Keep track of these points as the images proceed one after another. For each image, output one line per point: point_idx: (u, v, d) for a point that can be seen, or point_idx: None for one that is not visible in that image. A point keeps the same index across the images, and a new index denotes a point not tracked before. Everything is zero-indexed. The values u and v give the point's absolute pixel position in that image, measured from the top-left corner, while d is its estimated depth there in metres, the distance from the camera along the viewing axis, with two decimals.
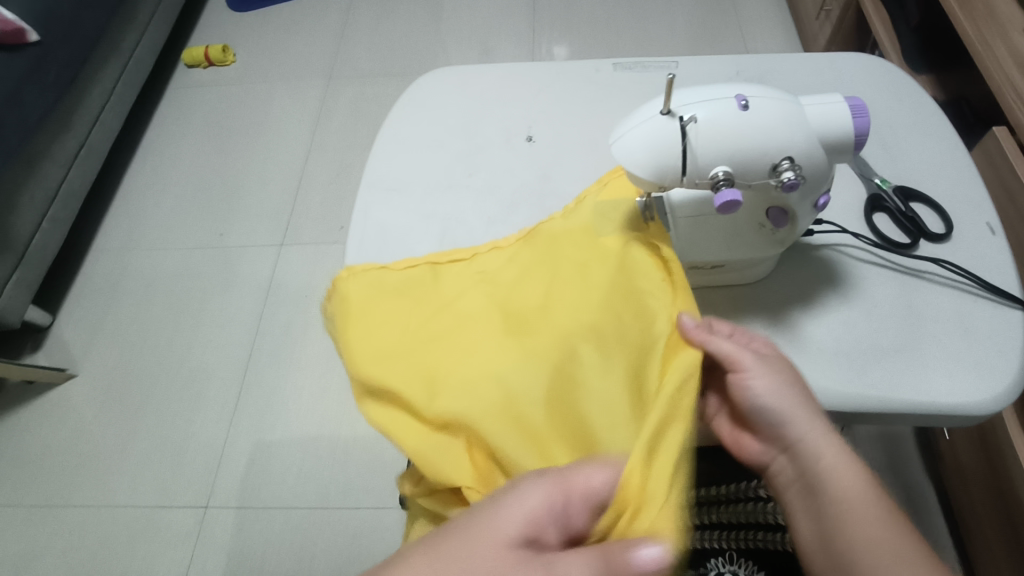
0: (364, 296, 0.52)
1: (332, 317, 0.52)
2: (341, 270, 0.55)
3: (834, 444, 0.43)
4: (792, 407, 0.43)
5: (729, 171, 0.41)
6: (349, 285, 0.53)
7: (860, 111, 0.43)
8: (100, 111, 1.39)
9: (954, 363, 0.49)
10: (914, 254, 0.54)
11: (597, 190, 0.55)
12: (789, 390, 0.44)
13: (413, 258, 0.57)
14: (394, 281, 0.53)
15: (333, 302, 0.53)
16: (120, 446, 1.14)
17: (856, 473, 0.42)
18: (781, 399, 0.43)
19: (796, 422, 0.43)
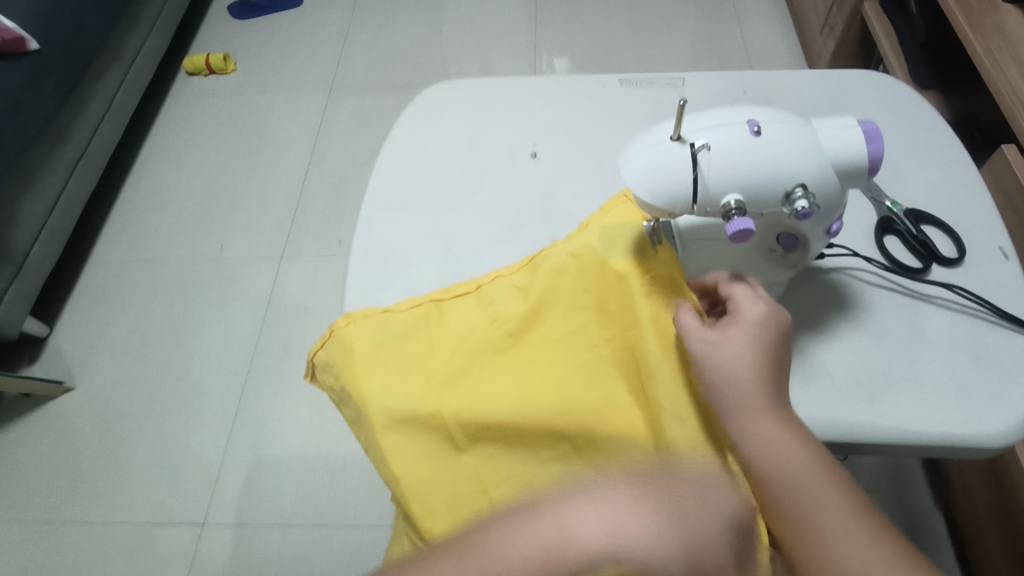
0: (368, 346, 0.52)
1: (336, 367, 0.53)
2: (340, 317, 0.55)
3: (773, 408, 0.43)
4: (731, 364, 0.44)
5: (741, 199, 0.40)
6: (349, 334, 0.53)
7: (873, 135, 0.42)
8: (100, 121, 1.38)
9: (966, 393, 0.48)
10: (925, 279, 0.54)
11: (604, 213, 0.55)
12: (731, 367, 0.44)
13: (414, 296, 0.56)
14: (398, 325, 0.53)
15: (333, 352, 0.53)
16: (117, 461, 1.12)
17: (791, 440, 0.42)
18: (720, 375, 0.44)
19: (734, 383, 0.44)
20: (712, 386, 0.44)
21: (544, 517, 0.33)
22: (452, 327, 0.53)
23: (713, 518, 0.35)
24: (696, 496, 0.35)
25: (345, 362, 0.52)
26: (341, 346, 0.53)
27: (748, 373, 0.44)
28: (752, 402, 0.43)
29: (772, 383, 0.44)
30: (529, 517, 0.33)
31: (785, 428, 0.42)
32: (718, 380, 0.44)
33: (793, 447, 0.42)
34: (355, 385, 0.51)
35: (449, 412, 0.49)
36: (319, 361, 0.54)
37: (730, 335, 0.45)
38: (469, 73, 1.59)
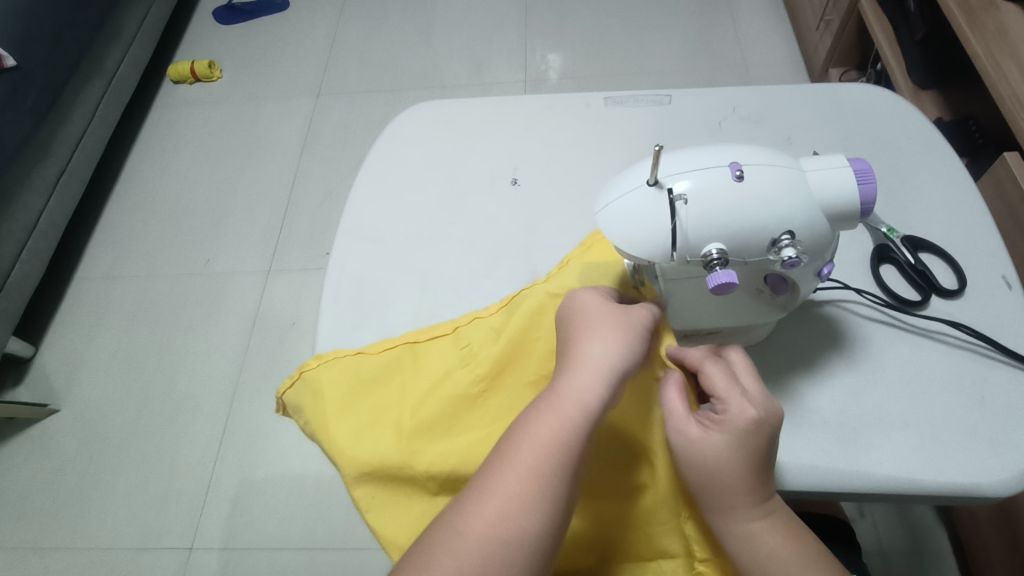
0: (338, 390, 0.50)
1: (305, 411, 0.51)
2: (311, 357, 0.53)
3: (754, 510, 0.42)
4: (724, 474, 0.41)
5: (723, 248, 0.38)
6: (319, 377, 0.51)
7: (866, 175, 0.39)
8: (82, 134, 1.34)
9: (966, 438, 0.45)
10: (923, 312, 0.51)
11: (586, 254, 0.52)
12: (714, 469, 0.41)
13: (389, 337, 0.54)
14: (369, 368, 0.51)
15: (302, 395, 0.51)
16: (104, 485, 1.10)
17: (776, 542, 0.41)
18: (706, 479, 0.42)
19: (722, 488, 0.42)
20: (695, 482, 0.42)
21: (489, 482, 0.39)
22: (425, 369, 0.50)
23: (603, 386, 0.40)
24: (584, 372, 0.41)
25: (315, 407, 0.50)
26: (310, 388, 0.51)
27: (733, 474, 0.41)
28: (735, 503, 0.42)
29: (761, 482, 0.42)
30: (478, 484, 0.39)
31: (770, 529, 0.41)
32: (700, 480, 0.42)
33: (775, 549, 0.41)
34: (325, 432, 0.49)
35: (421, 465, 0.46)
36: (288, 402, 0.51)
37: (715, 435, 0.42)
38: (459, 75, 1.55)
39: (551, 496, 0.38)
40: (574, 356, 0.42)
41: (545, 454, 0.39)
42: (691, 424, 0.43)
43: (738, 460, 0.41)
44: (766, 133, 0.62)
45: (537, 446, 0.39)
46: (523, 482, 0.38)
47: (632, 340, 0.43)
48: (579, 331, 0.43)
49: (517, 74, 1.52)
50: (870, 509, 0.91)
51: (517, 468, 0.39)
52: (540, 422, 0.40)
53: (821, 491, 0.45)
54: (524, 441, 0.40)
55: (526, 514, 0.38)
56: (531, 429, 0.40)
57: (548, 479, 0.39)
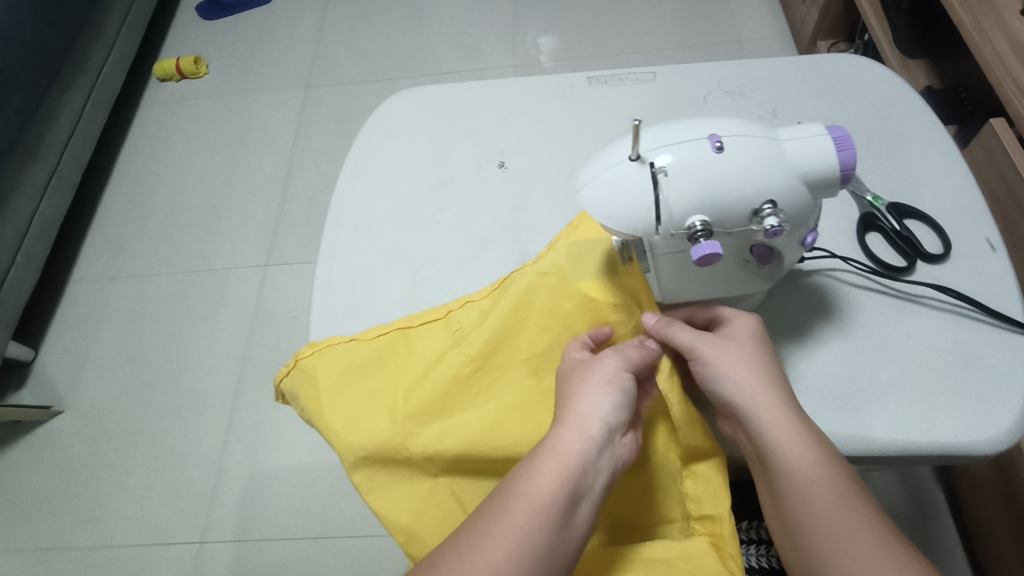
0: (336, 378, 0.51)
1: (301, 399, 0.51)
2: (305, 345, 0.53)
3: (776, 421, 0.41)
4: (746, 389, 0.42)
5: (707, 220, 0.39)
6: (316, 365, 0.52)
7: (844, 142, 0.39)
8: (70, 136, 1.33)
9: (955, 397, 0.46)
10: (909, 278, 0.51)
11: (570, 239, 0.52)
12: (740, 375, 0.43)
13: (381, 323, 0.54)
14: (367, 353, 0.51)
15: (298, 384, 0.51)
16: (113, 483, 1.11)
17: (807, 446, 0.40)
18: (729, 389, 0.43)
19: (739, 400, 0.43)
20: (727, 391, 0.43)
21: (478, 537, 0.38)
22: (422, 353, 0.51)
23: (591, 442, 0.41)
24: (575, 428, 0.41)
25: (311, 395, 0.51)
26: (308, 376, 0.51)
27: (758, 379, 0.43)
28: (756, 411, 0.42)
29: (786, 390, 0.43)
30: (466, 542, 0.38)
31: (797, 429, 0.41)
32: (733, 387, 0.43)
33: (806, 456, 0.40)
34: (322, 417, 0.50)
35: (416, 446, 0.47)
36: (285, 390, 0.52)
37: (734, 346, 0.44)
38: (448, 62, 1.54)
39: (542, 555, 0.38)
40: (568, 409, 0.42)
41: (534, 513, 0.38)
42: (710, 337, 0.45)
43: (757, 364, 0.43)
44: (752, 106, 0.62)
45: (527, 504, 0.39)
46: (512, 539, 0.38)
47: (619, 389, 0.43)
48: (574, 382, 0.44)
49: (506, 58, 1.52)
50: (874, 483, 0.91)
51: (506, 533, 0.38)
52: (531, 477, 0.40)
53: None
54: (516, 497, 0.39)
55: (514, 572, 0.37)
56: (522, 489, 0.39)
57: (536, 539, 0.38)
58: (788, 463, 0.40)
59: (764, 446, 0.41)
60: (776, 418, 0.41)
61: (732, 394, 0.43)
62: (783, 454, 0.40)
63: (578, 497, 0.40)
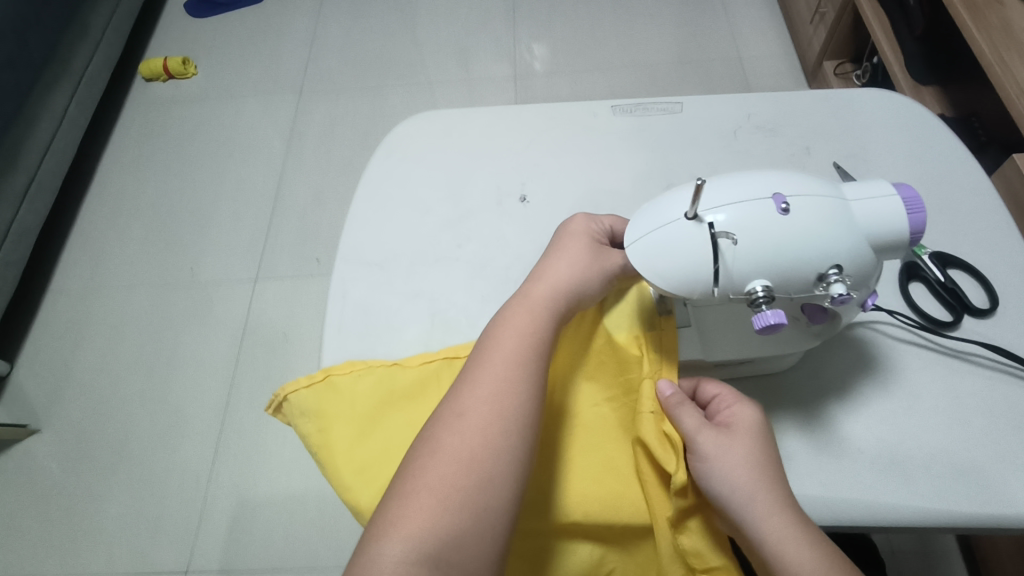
0: (363, 406, 0.48)
1: (315, 418, 0.48)
2: (340, 363, 0.51)
3: (778, 528, 0.38)
4: (745, 490, 0.40)
5: (769, 285, 0.36)
6: (342, 387, 0.49)
7: (914, 203, 0.37)
8: (52, 140, 1.26)
9: (1009, 465, 0.44)
10: (956, 333, 0.49)
11: (559, 236, 0.50)
12: (738, 475, 0.40)
13: (427, 351, 0.52)
14: (404, 385, 0.49)
15: (315, 401, 0.48)
16: (91, 509, 1.05)
17: (811, 555, 0.37)
18: (726, 492, 0.40)
19: (736, 506, 0.40)
20: (722, 491, 0.40)
21: (408, 491, 0.39)
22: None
23: (495, 414, 0.41)
24: (481, 406, 0.41)
25: (328, 416, 0.48)
26: (331, 396, 0.49)
27: (756, 481, 0.40)
28: (754, 515, 0.39)
29: (786, 489, 0.41)
30: (398, 493, 0.39)
31: (799, 536, 0.38)
32: (729, 486, 0.40)
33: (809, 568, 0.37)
34: (334, 442, 0.47)
35: None
36: (294, 404, 0.49)
37: (731, 438, 0.41)
38: (446, 70, 1.50)
39: (444, 538, 0.37)
40: (471, 383, 0.42)
41: (437, 493, 0.38)
42: (710, 429, 0.42)
43: (756, 461, 0.41)
44: (784, 143, 0.60)
45: (432, 486, 0.39)
46: (419, 529, 0.37)
47: (540, 325, 0.45)
48: (477, 358, 0.44)
49: (505, 67, 1.48)
50: (894, 558, 0.84)
51: (413, 513, 0.38)
52: (431, 463, 0.40)
53: (857, 527, 0.43)
54: (416, 481, 0.39)
55: (415, 549, 0.37)
56: (425, 470, 0.39)
57: (441, 527, 0.37)
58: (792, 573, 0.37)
59: (766, 555, 0.38)
60: (777, 525, 0.38)
61: (729, 497, 0.40)
62: (785, 565, 0.37)
63: (512, 420, 0.41)
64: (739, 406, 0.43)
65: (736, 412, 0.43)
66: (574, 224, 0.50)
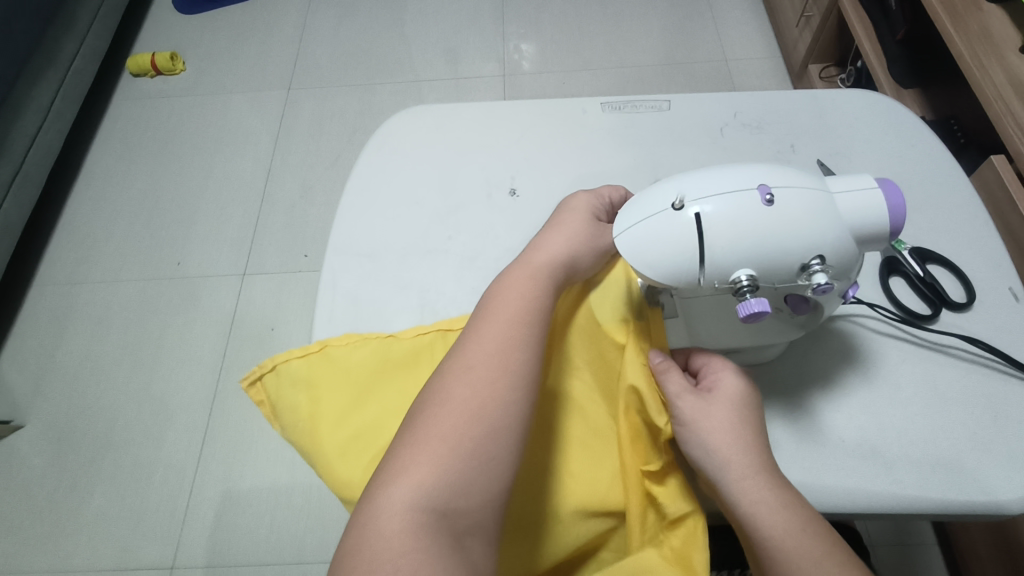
0: (356, 375, 0.50)
1: (304, 387, 0.50)
2: (339, 334, 0.53)
3: (753, 488, 0.40)
4: (724, 451, 0.41)
5: (753, 274, 0.37)
6: (336, 358, 0.51)
7: (894, 196, 0.38)
8: (37, 132, 1.24)
9: (986, 454, 0.45)
10: (934, 326, 0.50)
11: (558, 213, 0.52)
12: (717, 436, 0.42)
13: (422, 324, 0.53)
14: (398, 356, 0.51)
15: (306, 371, 0.50)
16: (74, 505, 1.04)
17: (786, 512, 0.39)
18: (707, 451, 0.42)
19: (715, 466, 0.42)
20: (701, 455, 0.42)
21: (413, 443, 0.40)
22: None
23: (502, 372, 0.42)
24: (487, 363, 0.42)
25: (319, 385, 0.50)
26: (324, 366, 0.50)
27: (735, 442, 0.42)
28: (732, 474, 0.41)
29: (765, 453, 0.42)
30: (402, 446, 0.40)
31: (773, 495, 0.40)
32: (708, 446, 0.42)
33: (780, 525, 0.39)
34: (321, 412, 0.49)
35: None
36: (287, 374, 0.50)
37: (715, 407, 0.43)
38: (435, 67, 1.51)
39: (449, 487, 0.38)
40: (473, 344, 0.44)
41: (443, 443, 0.39)
42: (692, 393, 0.44)
43: (737, 424, 0.42)
44: (769, 140, 0.61)
45: (438, 436, 0.40)
46: (424, 478, 0.38)
47: (541, 290, 0.47)
48: (479, 320, 0.45)
49: (493, 65, 1.49)
50: (872, 543, 0.86)
51: (417, 465, 0.39)
52: (437, 416, 0.40)
53: (838, 513, 0.44)
54: (420, 433, 0.40)
55: (423, 496, 0.38)
56: (430, 424, 0.40)
57: (448, 474, 0.38)
58: (766, 529, 0.39)
59: (741, 512, 0.40)
60: (752, 483, 0.40)
61: (709, 457, 0.42)
62: (757, 522, 0.39)
63: (517, 375, 0.42)
64: (724, 372, 0.45)
65: (721, 379, 0.45)
66: (575, 201, 0.52)
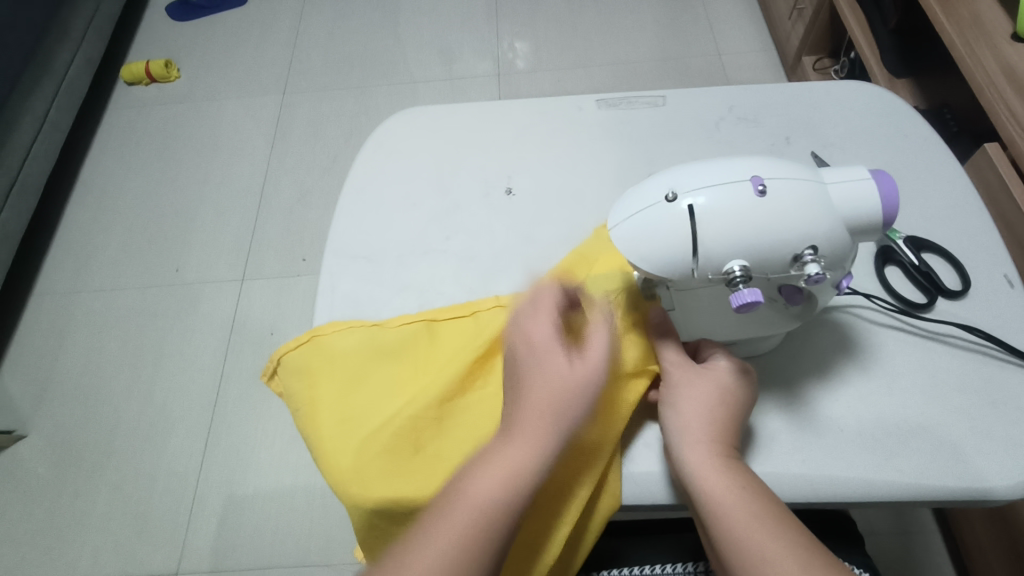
0: (347, 363, 0.51)
1: (299, 374, 0.51)
2: (331, 322, 0.54)
3: (708, 459, 0.42)
4: (692, 424, 0.43)
5: (746, 265, 0.37)
6: (328, 345, 0.52)
7: (888, 187, 0.39)
8: (33, 142, 1.24)
9: (983, 440, 0.45)
10: (931, 316, 0.51)
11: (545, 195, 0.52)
12: (688, 409, 0.44)
13: (407, 314, 0.54)
14: (388, 343, 0.52)
15: (304, 359, 0.52)
16: (78, 512, 1.04)
17: (733, 483, 0.40)
18: (678, 423, 0.44)
19: (680, 437, 0.43)
20: (670, 422, 0.44)
21: (437, 520, 0.39)
22: (438, 353, 0.51)
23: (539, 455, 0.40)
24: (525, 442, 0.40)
25: (315, 374, 0.51)
26: (319, 355, 0.52)
27: (703, 415, 0.43)
28: (696, 448, 0.42)
29: (731, 433, 0.44)
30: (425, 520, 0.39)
31: (728, 471, 0.41)
32: (678, 418, 0.44)
33: (728, 498, 0.40)
34: (316, 402, 0.50)
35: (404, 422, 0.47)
36: (286, 364, 0.52)
37: (699, 378, 0.45)
38: (429, 69, 1.51)
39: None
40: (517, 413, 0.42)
41: (468, 530, 0.38)
42: (679, 368, 0.46)
43: (710, 401, 0.44)
44: (764, 133, 0.61)
45: (464, 520, 0.38)
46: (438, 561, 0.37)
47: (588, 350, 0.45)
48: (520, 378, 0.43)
49: (487, 65, 1.49)
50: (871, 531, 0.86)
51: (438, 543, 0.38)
52: (467, 494, 0.39)
53: (836, 503, 0.45)
54: (446, 509, 0.39)
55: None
56: (459, 502, 0.39)
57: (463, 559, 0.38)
58: (714, 496, 0.40)
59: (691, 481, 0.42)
60: (705, 455, 0.42)
61: (679, 428, 0.44)
62: (706, 490, 0.41)
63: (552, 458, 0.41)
64: (715, 358, 0.46)
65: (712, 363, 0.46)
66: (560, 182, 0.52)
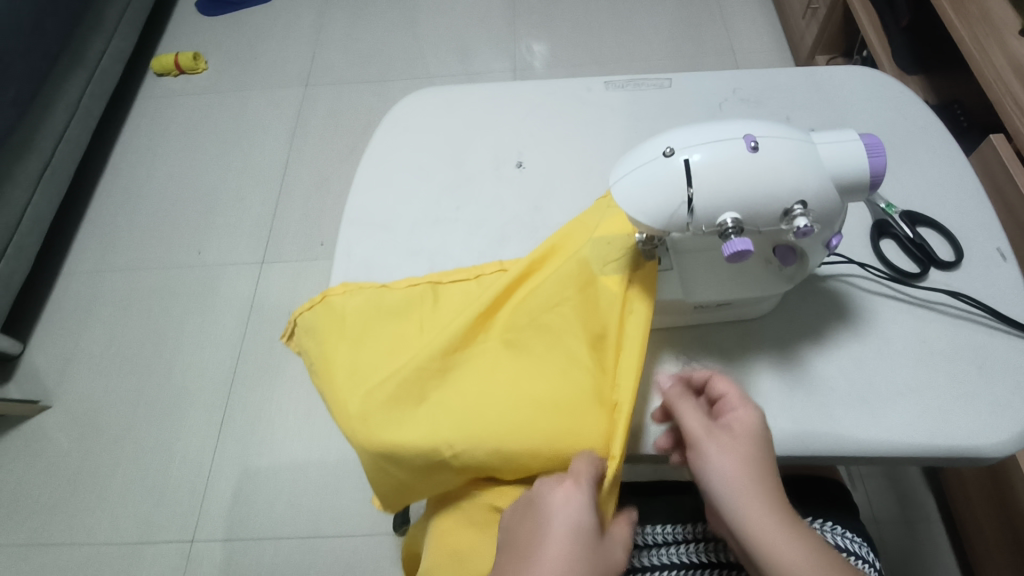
0: (353, 320, 0.53)
1: (314, 332, 0.54)
2: (340, 284, 0.57)
3: (765, 526, 0.38)
4: (740, 491, 0.40)
5: (738, 218, 0.40)
6: (336, 305, 0.55)
7: (875, 149, 0.41)
8: (66, 127, 1.29)
9: (969, 401, 0.47)
10: (923, 285, 0.52)
11: None
12: (729, 472, 0.40)
13: (414, 276, 0.57)
14: (390, 302, 0.54)
15: (317, 318, 0.55)
16: (99, 480, 1.08)
17: (800, 551, 0.37)
18: (724, 494, 0.40)
19: (730, 509, 0.40)
20: (715, 488, 0.41)
21: None
22: (440, 312, 0.54)
23: None
24: None
25: (327, 332, 0.54)
26: (329, 314, 0.54)
27: (746, 476, 0.40)
28: (753, 522, 0.38)
29: (779, 489, 0.40)
30: None
31: (790, 538, 0.37)
32: (722, 485, 0.40)
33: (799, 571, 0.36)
34: (326, 356, 0.52)
35: (405, 372, 0.48)
36: (302, 324, 0.55)
37: (728, 438, 0.42)
38: (447, 65, 1.54)
39: None
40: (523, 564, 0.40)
41: None
42: (708, 432, 0.43)
43: (749, 462, 0.40)
44: (766, 113, 0.63)
45: None
46: None
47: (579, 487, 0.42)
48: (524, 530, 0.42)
49: (504, 62, 1.52)
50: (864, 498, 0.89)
51: None
52: None
53: (824, 457, 0.47)
54: None
55: None
56: None
57: None
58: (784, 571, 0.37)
59: (756, 556, 0.38)
60: (764, 525, 0.38)
61: (726, 496, 0.40)
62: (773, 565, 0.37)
63: None
64: (738, 404, 0.43)
65: (736, 410, 0.43)
66: None
